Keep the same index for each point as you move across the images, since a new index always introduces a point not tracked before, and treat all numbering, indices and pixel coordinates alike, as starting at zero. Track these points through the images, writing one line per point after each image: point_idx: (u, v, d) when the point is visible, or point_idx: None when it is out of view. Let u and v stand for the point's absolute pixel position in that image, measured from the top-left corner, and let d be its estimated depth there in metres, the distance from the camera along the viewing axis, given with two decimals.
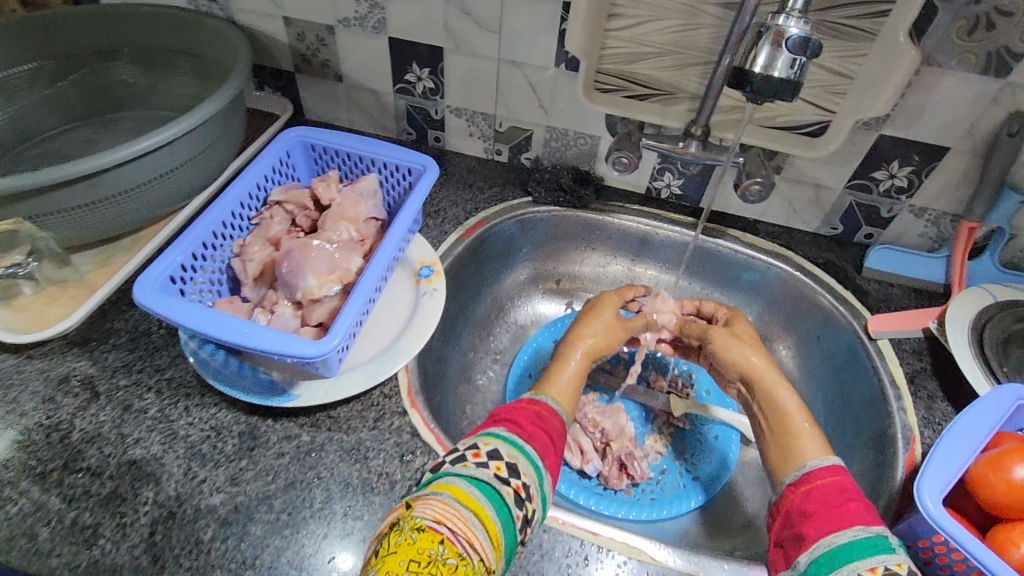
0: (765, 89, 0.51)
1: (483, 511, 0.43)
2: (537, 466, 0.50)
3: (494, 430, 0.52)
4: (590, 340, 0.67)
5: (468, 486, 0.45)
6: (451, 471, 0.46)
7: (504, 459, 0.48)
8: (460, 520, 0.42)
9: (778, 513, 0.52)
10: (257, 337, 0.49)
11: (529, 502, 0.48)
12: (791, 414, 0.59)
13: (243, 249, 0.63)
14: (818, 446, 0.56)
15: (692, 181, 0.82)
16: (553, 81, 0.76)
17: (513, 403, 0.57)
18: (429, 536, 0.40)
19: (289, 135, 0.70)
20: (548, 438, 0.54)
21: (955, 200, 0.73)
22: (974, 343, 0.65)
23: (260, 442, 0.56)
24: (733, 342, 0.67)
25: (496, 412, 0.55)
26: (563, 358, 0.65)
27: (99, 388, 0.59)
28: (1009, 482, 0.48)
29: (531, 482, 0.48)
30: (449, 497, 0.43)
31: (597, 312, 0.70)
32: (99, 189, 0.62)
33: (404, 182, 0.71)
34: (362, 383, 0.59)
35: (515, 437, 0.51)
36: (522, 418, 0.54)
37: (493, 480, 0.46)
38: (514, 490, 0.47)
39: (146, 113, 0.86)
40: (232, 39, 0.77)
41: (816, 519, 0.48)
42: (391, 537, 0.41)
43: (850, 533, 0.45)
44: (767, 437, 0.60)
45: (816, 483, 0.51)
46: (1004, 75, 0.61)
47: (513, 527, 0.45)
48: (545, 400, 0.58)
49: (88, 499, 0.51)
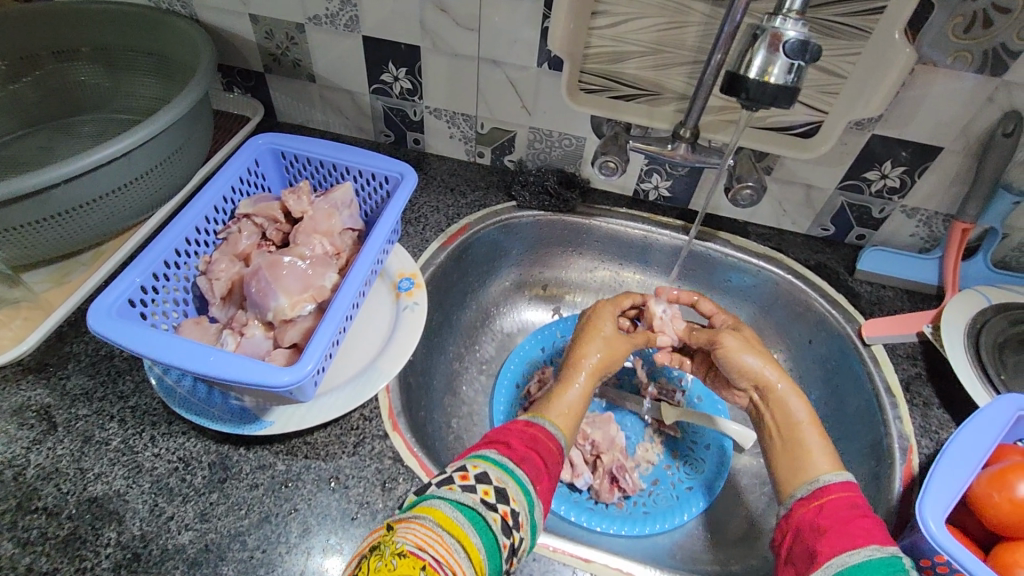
0: (761, 97, 0.48)
1: (467, 538, 0.40)
2: (528, 492, 0.46)
3: (484, 452, 0.48)
4: (592, 357, 0.63)
5: (453, 511, 0.42)
6: (436, 494, 0.43)
7: (493, 483, 0.45)
8: (443, 547, 0.39)
9: (788, 529, 0.50)
10: (224, 366, 0.46)
11: (517, 530, 0.44)
12: (801, 426, 0.57)
13: (209, 267, 0.60)
14: (828, 461, 0.54)
15: (681, 182, 0.80)
16: (536, 81, 0.73)
17: (506, 424, 0.54)
18: (411, 562, 0.37)
19: (257, 143, 0.67)
20: (541, 462, 0.50)
21: (948, 200, 0.72)
22: (971, 348, 0.63)
23: (231, 474, 0.53)
24: (742, 348, 0.64)
25: (488, 433, 0.52)
26: (564, 380, 0.61)
27: (57, 418, 0.55)
28: (1014, 501, 0.47)
29: (520, 509, 0.45)
30: (432, 522, 0.40)
31: (597, 325, 0.67)
32: (51, 205, 0.58)
33: (380, 190, 0.67)
34: (338, 409, 0.56)
35: (505, 459, 0.48)
36: (514, 440, 0.50)
37: (479, 506, 0.43)
38: (501, 517, 0.43)
39: (107, 117, 0.81)
40: (195, 39, 0.72)
41: (830, 534, 0.46)
42: (371, 561, 0.37)
43: (864, 552, 0.43)
44: (775, 449, 0.58)
45: (829, 498, 0.49)
46: (1000, 74, 0.59)
47: (499, 556, 0.42)
48: (542, 424, 0.54)
49: (44, 543, 0.48)
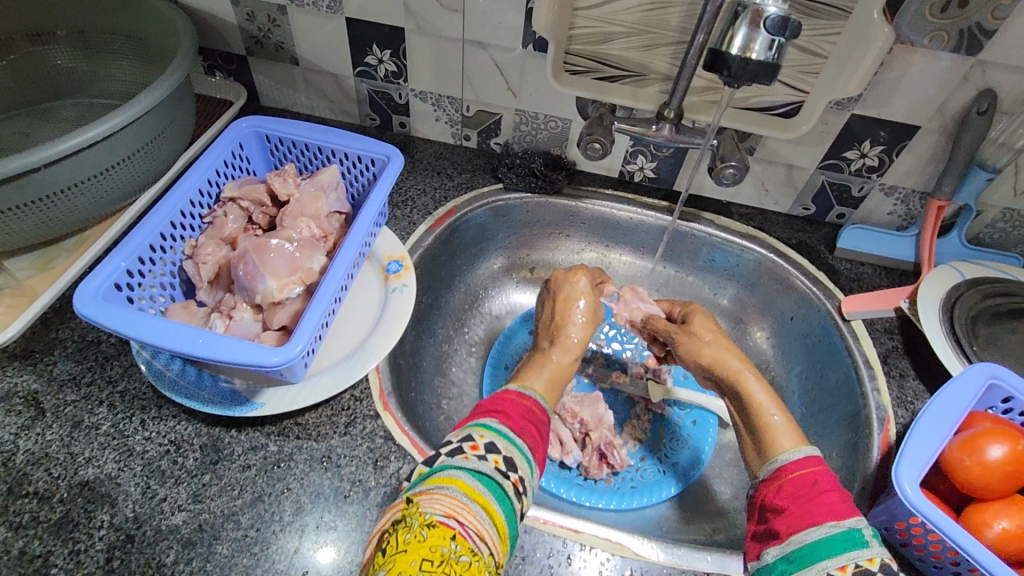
0: (742, 74, 0.49)
1: (489, 505, 0.41)
2: (531, 460, 0.47)
3: (485, 421, 0.48)
4: (574, 334, 0.62)
5: (473, 480, 0.42)
6: (451, 463, 0.44)
7: (501, 453, 0.45)
8: (470, 514, 0.40)
9: (754, 506, 0.51)
10: (214, 348, 0.46)
11: (526, 495, 0.45)
12: (759, 407, 0.56)
13: (196, 251, 0.59)
14: (791, 438, 0.53)
15: (665, 163, 0.81)
16: (521, 62, 0.73)
17: (497, 395, 0.53)
18: (441, 532, 0.38)
19: (241, 126, 0.66)
20: (537, 433, 0.50)
21: (924, 178, 0.73)
22: (945, 322, 0.65)
23: (223, 456, 0.53)
24: (696, 341, 0.64)
25: (481, 403, 0.52)
26: (544, 358, 0.60)
27: (45, 404, 0.55)
28: (984, 465, 0.49)
29: (527, 475, 0.46)
30: (457, 492, 0.41)
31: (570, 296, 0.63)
32: (30, 190, 0.58)
33: (367, 173, 0.67)
34: (328, 390, 0.56)
35: (506, 429, 0.48)
36: (512, 410, 0.50)
37: (495, 474, 0.44)
38: (513, 484, 0.44)
39: (87, 101, 0.80)
40: (175, 21, 0.71)
41: (789, 514, 0.47)
42: (399, 535, 0.38)
43: (822, 530, 0.44)
44: (746, 439, 0.57)
45: (788, 476, 0.50)
46: (974, 53, 0.60)
47: (515, 520, 0.43)
48: (533, 395, 0.54)
49: (37, 527, 0.48)
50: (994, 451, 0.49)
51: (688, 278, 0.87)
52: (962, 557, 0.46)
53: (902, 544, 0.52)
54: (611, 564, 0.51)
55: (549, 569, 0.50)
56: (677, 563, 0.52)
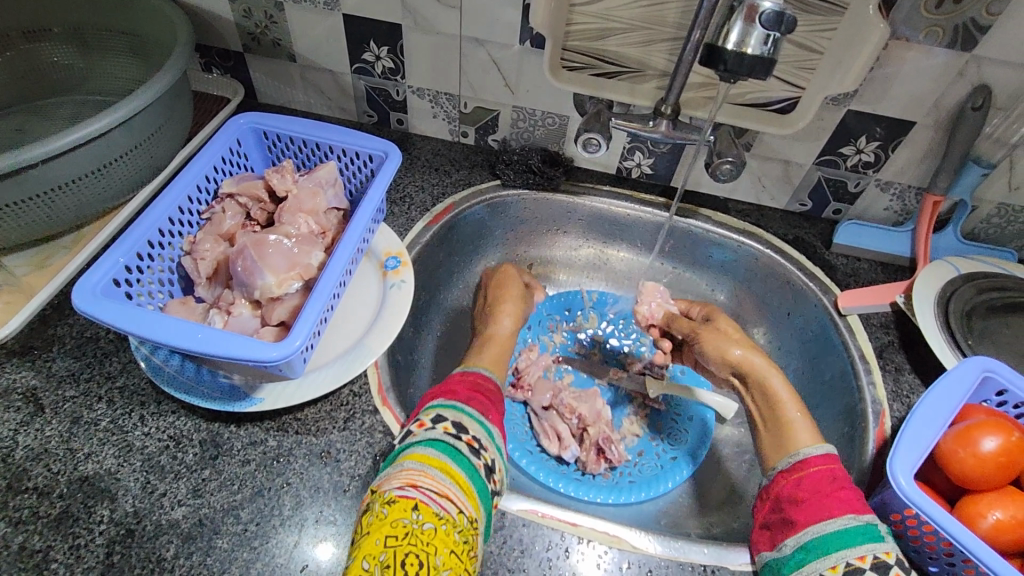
0: (739, 68, 0.49)
1: (446, 466, 0.45)
2: (482, 421, 0.51)
3: (433, 401, 0.52)
4: (507, 315, 0.74)
5: (426, 449, 0.46)
6: (406, 443, 0.47)
7: (449, 419, 0.49)
8: (428, 480, 0.43)
9: (768, 498, 0.53)
10: (213, 343, 0.46)
11: (486, 451, 0.49)
12: (783, 403, 0.60)
13: (193, 247, 0.59)
14: (810, 435, 0.56)
15: (662, 160, 0.81)
16: (518, 58, 0.73)
17: (445, 380, 0.57)
18: (400, 506, 0.41)
19: (239, 122, 0.66)
20: (487, 398, 0.54)
21: (920, 174, 0.74)
22: (940, 316, 0.65)
23: (222, 451, 0.53)
24: (722, 339, 0.67)
25: (432, 389, 0.56)
26: (489, 337, 0.71)
27: (44, 401, 0.55)
28: (978, 456, 0.49)
29: (482, 434, 0.50)
30: (412, 464, 0.44)
31: (506, 284, 0.77)
32: (29, 186, 0.58)
33: (365, 169, 0.67)
34: (327, 385, 0.56)
35: (453, 400, 0.52)
36: (456, 385, 0.55)
37: (447, 437, 0.47)
38: (468, 442, 0.48)
39: (84, 98, 0.80)
40: (172, 17, 0.71)
41: (807, 505, 0.48)
42: (366, 518, 0.42)
43: (841, 521, 0.46)
44: (762, 430, 0.60)
45: (808, 471, 0.51)
46: (970, 49, 0.61)
47: (481, 475, 0.47)
48: (475, 368, 0.59)
49: (37, 522, 0.48)
50: (988, 443, 0.49)
51: (685, 274, 0.87)
52: (956, 548, 0.47)
53: (898, 536, 0.52)
54: (608, 557, 0.52)
55: (547, 563, 0.51)
56: (675, 556, 0.52)
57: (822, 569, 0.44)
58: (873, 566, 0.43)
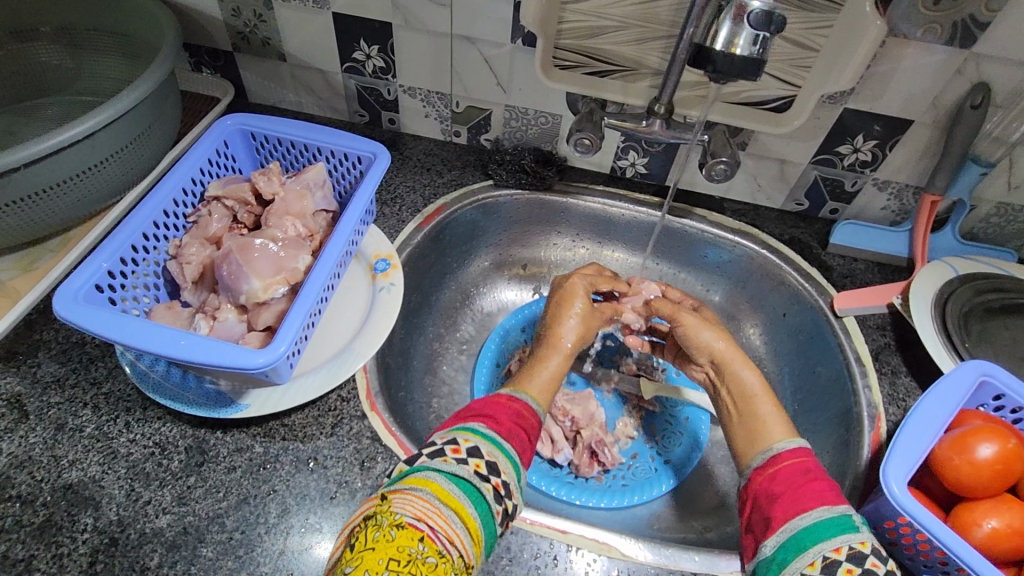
0: (729, 69, 0.48)
1: (462, 508, 0.41)
2: (516, 464, 0.47)
3: (472, 424, 0.48)
4: (569, 335, 0.63)
5: (448, 483, 0.42)
6: (429, 465, 0.43)
7: (484, 457, 0.45)
8: (441, 518, 0.40)
9: (746, 498, 0.51)
10: (197, 350, 0.45)
11: (508, 498, 0.45)
12: (757, 398, 0.58)
13: (179, 251, 0.58)
14: (783, 429, 0.55)
15: (657, 159, 0.80)
16: (510, 57, 0.72)
17: (488, 398, 0.53)
18: (409, 533, 0.38)
19: (225, 124, 0.65)
20: (526, 436, 0.50)
21: (918, 173, 0.73)
22: (937, 318, 0.64)
23: (208, 457, 0.53)
24: (701, 326, 0.65)
25: (471, 406, 0.51)
26: (554, 345, 0.62)
27: (28, 407, 0.54)
28: (973, 463, 0.48)
29: (511, 480, 0.46)
30: (430, 494, 0.41)
31: (571, 299, 0.66)
32: (12, 190, 0.57)
33: (354, 171, 0.66)
34: (315, 391, 0.56)
35: (493, 433, 0.48)
36: (501, 414, 0.50)
37: (474, 478, 0.44)
38: (493, 488, 0.44)
39: (72, 99, 0.79)
40: (159, 17, 0.70)
41: (783, 500, 0.47)
42: (368, 532, 0.39)
43: (815, 514, 0.45)
44: (734, 422, 0.59)
45: (781, 465, 0.51)
46: (969, 46, 0.60)
47: (492, 523, 0.43)
48: (524, 398, 0.54)
49: (19, 530, 0.47)
50: (983, 450, 0.49)
51: (680, 275, 0.87)
52: (949, 556, 0.46)
53: (891, 543, 0.52)
54: (598, 565, 0.51)
55: (536, 570, 0.50)
56: (666, 563, 0.52)
57: (801, 567, 0.43)
58: (849, 557, 0.42)
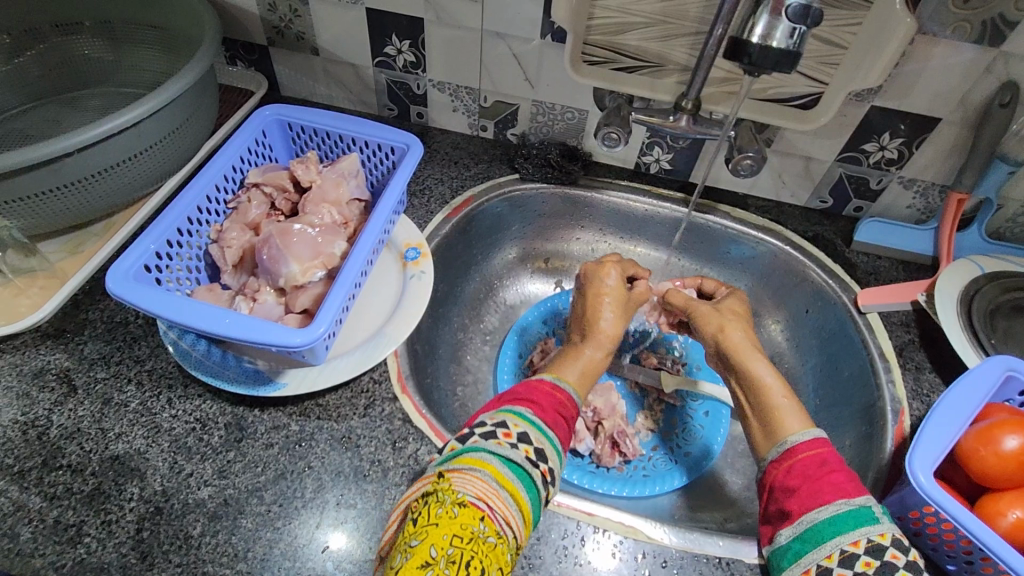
0: (763, 62, 0.49)
1: (517, 492, 0.43)
2: (559, 452, 0.49)
3: (518, 409, 0.50)
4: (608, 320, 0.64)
5: (504, 467, 0.44)
6: (483, 446, 0.45)
7: (532, 443, 0.47)
8: (500, 500, 0.42)
9: (763, 489, 0.52)
10: (239, 329, 0.47)
11: (552, 484, 0.47)
12: (769, 389, 0.57)
13: (221, 235, 0.61)
14: (798, 420, 0.54)
15: (682, 155, 0.81)
16: (539, 53, 0.74)
17: (530, 382, 0.54)
18: (471, 512, 0.39)
19: (264, 114, 0.67)
20: (567, 425, 0.52)
21: (944, 171, 0.73)
22: (963, 316, 0.65)
23: (247, 433, 0.55)
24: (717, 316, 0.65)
25: (515, 390, 0.53)
26: (593, 333, 0.63)
27: (76, 381, 0.57)
28: (1000, 455, 0.49)
29: (556, 466, 0.48)
30: (489, 476, 0.43)
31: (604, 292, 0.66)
32: (63, 174, 0.60)
33: (387, 161, 0.68)
34: (349, 371, 0.58)
35: (538, 420, 0.49)
36: (545, 401, 0.51)
37: (525, 463, 0.45)
38: (542, 473, 0.46)
39: (114, 90, 0.82)
40: (200, 11, 0.72)
41: (800, 494, 0.48)
42: (431, 508, 0.40)
43: (832, 508, 0.45)
44: (750, 416, 0.58)
45: (797, 458, 0.50)
46: (998, 44, 0.60)
47: (539, 507, 0.45)
48: (567, 388, 0.54)
49: (70, 497, 0.50)
50: (1011, 442, 0.49)
51: (702, 270, 0.87)
52: (974, 545, 0.46)
53: (914, 533, 0.52)
54: (623, 546, 0.52)
55: (563, 550, 0.52)
56: (689, 547, 0.53)
57: (818, 559, 0.44)
58: (868, 551, 0.43)
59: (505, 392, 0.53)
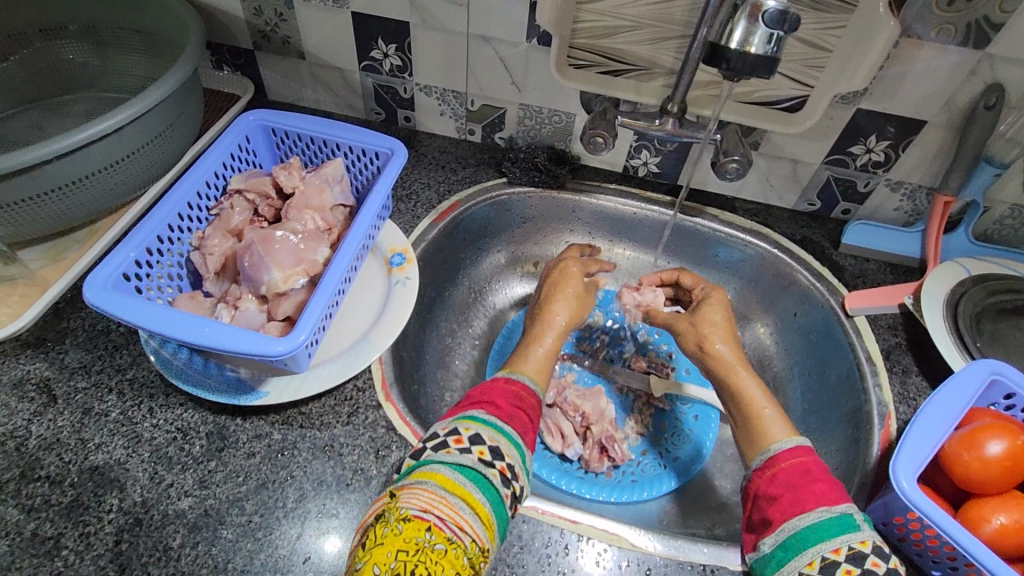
0: (742, 67, 0.49)
1: (470, 495, 0.43)
2: (518, 446, 0.48)
3: (473, 413, 0.49)
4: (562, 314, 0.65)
5: (453, 473, 0.44)
6: (433, 458, 0.45)
7: (486, 443, 0.47)
8: (448, 507, 0.41)
9: (747, 497, 0.52)
10: (220, 338, 0.47)
11: (516, 480, 0.47)
12: (751, 399, 0.58)
13: (202, 242, 0.60)
14: (783, 429, 0.54)
15: (669, 158, 0.81)
16: (524, 57, 0.73)
17: (487, 383, 0.54)
18: (416, 525, 0.40)
19: (248, 119, 0.67)
20: (527, 417, 0.52)
21: (931, 174, 0.73)
22: (949, 319, 0.64)
23: (229, 443, 0.54)
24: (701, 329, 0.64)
25: (471, 394, 0.53)
26: (546, 323, 0.64)
27: (57, 391, 0.56)
28: (983, 460, 0.49)
29: (516, 462, 0.47)
30: (434, 486, 0.42)
31: (565, 283, 0.68)
32: (44, 181, 0.59)
33: (372, 166, 0.68)
34: (332, 378, 0.57)
35: (494, 418, 0.49)
36: (500, 399, 0.52)
37: (478, 465, 0.45)
38: (500, 472, 0.46)
39: (99, 95, 0.81)
40: (184, 16, 0.72)
41: (782, 501, 0.48)
42: (378, 529, 0.41)
43: (814, 515, 0.45)
44: (734, 427, 0.58)
45: (780, 466, 0.50)
46: (983, 46, 0.60)
47: (503, 506, 0.45)
48: (521, 378, 0.55)
49: (48, 509, 0.49)
50: (994, 448, 0.49)
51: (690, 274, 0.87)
52: (958, 552, 0.46)
53: (899, 538, 0.52)
54: (608, 554, 0.52)
55: (546, 559, 0.51)
56: (674, 554, 0.53)
57: (800, 566, 0.44)
58: (849, 558, 0.42)
59: (464, 398, 0.53)
